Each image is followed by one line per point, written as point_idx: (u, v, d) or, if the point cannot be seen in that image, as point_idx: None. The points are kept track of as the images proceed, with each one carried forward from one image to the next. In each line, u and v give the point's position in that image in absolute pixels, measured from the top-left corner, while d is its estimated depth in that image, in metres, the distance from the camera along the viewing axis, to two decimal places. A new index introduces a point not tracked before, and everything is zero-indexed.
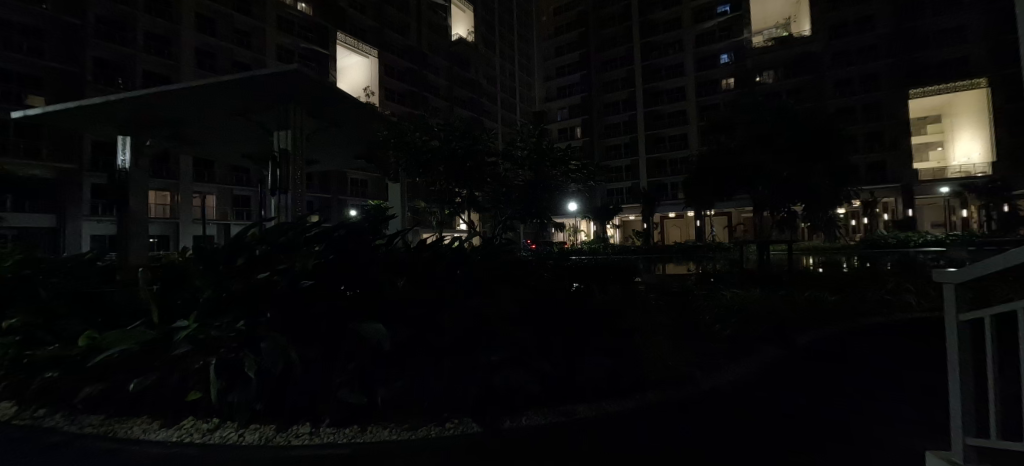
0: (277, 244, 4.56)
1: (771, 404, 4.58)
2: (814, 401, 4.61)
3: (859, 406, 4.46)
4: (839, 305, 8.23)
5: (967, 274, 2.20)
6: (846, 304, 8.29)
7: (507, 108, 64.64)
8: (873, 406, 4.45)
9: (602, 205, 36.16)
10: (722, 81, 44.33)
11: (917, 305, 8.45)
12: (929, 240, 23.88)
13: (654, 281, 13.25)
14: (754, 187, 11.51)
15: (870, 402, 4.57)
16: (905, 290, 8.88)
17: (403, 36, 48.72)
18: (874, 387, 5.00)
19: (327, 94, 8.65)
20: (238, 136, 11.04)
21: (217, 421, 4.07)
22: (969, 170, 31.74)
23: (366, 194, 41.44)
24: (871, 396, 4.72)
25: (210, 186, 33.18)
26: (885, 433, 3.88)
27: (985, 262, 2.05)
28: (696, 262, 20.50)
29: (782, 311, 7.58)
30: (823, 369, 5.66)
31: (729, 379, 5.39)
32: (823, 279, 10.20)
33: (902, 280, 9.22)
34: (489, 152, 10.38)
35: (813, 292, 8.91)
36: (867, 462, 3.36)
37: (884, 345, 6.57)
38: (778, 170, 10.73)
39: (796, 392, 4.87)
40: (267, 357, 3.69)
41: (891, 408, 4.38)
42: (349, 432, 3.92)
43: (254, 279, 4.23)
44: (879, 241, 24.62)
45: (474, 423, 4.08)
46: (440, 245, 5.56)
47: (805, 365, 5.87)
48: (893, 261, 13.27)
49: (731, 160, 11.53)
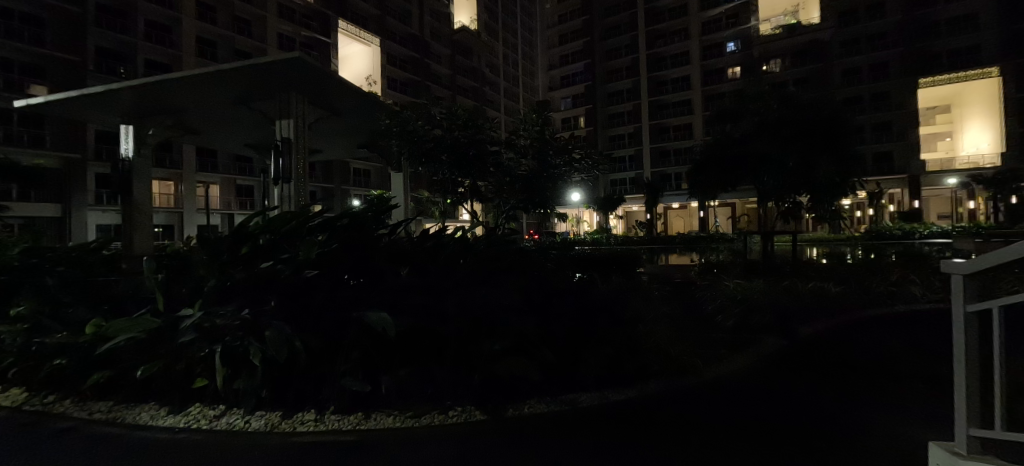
0: (280, 233, 4.53)
1: (772, 395, 4.58)
2: (816, 392, 4.61)
3: (863, 397, 4.46)
4: (844, 296, 8.20)
5: (976, 265, 2.18)
6: (851, 295, 8.26)
7: (510, 97, 64.27)
8: (877, 397, 4.45)
9: (605, 196, 35.98)
10: (728, 70, 43.89)
11: (922, 297, 8.41)
12: (935, 232, 23.71)
13: (657, 271, 13.23)
14: (759, 177, 11.41)
15: (874, 393, 4.57)
16: (911, 282, 8.83)
17: (405, 24, 48.36)
18: (880, 378, 4.99)
19: (330, 82, 8.58)
20: (240, 125, 10.99)
21: (223, 408, 4.11)
22: (977, 162, 31.51)
23: (369, 185, 41.40)
24: (874, 387, 4.73)
25: (213, 175, 33.21)
26: (889, 424, 3.87)
27: (997, 252, 2.02)
28: (699, 253, 20.42)
29: (786, 302, 7.56)
30: (827, 360, 5.65)
31: (732, 369, 5.40)
32: (827, 270, 10.15)
33: (908, 272, 9.16)
34: (493, 141, 10.30)
35: (817, 284, 8.88)
36: (870, 453, 3.37)
37: (888, 336, 6.56)
38: (783, 161, 10.64)
39: (799, 383, 4.87)
40: (271, 344, 3.71)
41: (895, 400, 4.37)
42: (353, 419, 3.97)
43: (257, 268, 4.22)
44: (884, 233, 24.50)
45: (477, 411, 4.14)
46: (442, 235, 5.53)
47: (809, 355, 5.86)
48: (898, 253, 13.21)
49: (736, 151, 11.42)
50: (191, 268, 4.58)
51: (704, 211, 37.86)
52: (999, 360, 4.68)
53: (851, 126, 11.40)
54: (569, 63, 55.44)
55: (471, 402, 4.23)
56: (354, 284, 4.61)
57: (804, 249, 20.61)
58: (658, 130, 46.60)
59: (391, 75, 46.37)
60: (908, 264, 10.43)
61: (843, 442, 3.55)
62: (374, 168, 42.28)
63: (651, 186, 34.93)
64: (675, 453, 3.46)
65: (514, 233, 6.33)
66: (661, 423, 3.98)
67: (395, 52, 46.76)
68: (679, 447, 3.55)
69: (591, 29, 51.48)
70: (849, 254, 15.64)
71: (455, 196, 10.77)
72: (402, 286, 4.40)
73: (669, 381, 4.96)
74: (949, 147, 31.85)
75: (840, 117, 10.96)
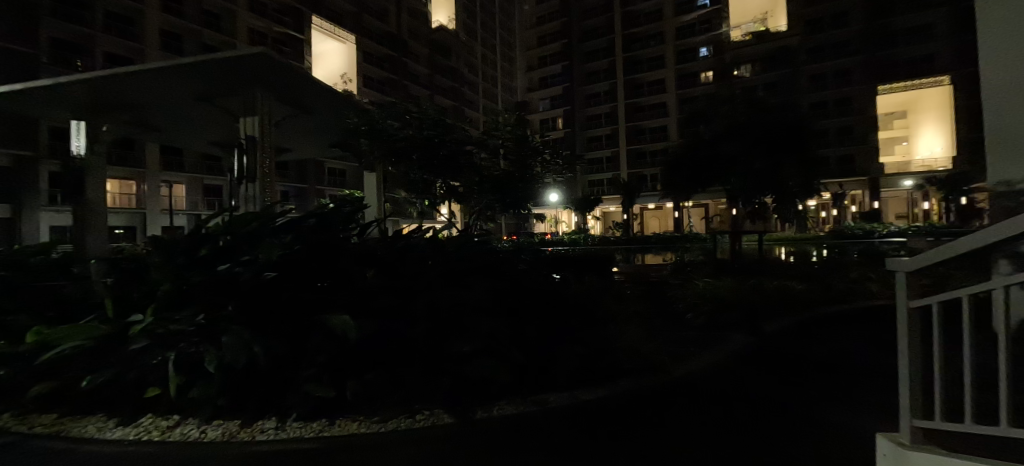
0: (241, 235, 4.30)
1: (740, 390, 4.61)
2: (784, 387, 4.68)
3: (825, 391, 4.52)
4: (809, 292, 8.37)
5: (926, 258, 2.20)
6: (815, 291, 8.44)
7: (488, 98, 64.30)
8: (839, 391, 4.51)
9: (581, 196, 36.15)
10: (701, 74, 44.71)
11: (882, 293, 8.64)
12: (892, 231, 24.55)
13: (630, 270, 13.38)
14: (728, 179, 11.66)
15: (837, 387, 4.62)
16: (870, 279, 9.08)
17: (381, 22, 47.80)
18: (842, 372, 5.07)
19: (299, 80, 8.26)
20: (205, 122, 10.63)
21: (178, 418, 3.89)
22: (933, 165, 32.73)
23: (343, 185, 40.74)
24: (838, 381, 4.78)
25: (180, 175, 32.31)
26: (852, 416, 3.91)
27: (953, 243, 2.04)
28: (674, 253, 20.76)
29: (754, 299, 7.68)
30: (792, 356, 5.74)
31: (701, 365, 5.42)
32: (793, 268, 10.39)
33: (868, 270, 9.45)
34: (468, 140, 10.22)
35: (782, 281, 9.08)
36: (833, 447, 3.41)
37: (849, 332, 6.69)
38: (749, 163, 10.91)
39: (764, 378, 4.91)
40: (229, 350, 3.54)
41: (856, 394, 4.42)
42: (315, 426, 3.80)
43: (213, 271, 4.01)
44: (844, 232, 25.34)
45: (446, 414, 3.98)
46: (414, 235, 5.44)
47: (775, 351, 5.93)
48: (859, 251, 13.66)
49: (706, 153, 11.62)
50: (143, 270, 4.33)
51: (679, 211, 38.41)
52: (960, 355, 4.76)
53: (816, 129, 11.69)
54: (547, 65, 55.65)
55: (440, 405, 4.07)
56: (320, 287, 4.43)
57: (774, 248, 21.05)
58: (633, 132, 47.15)
59: (367, 73, 45.79)
60: (871, 262, 10.71)
61: (813, 437, 3.57)
62: (349, 168, 41.72)
63: (627, 187, 35.31)
64: (641, 452, 3.41)
65: (487, 234, 6.24)
66: (630, 422, 3.94)
67: (370, 50, 46.22)
68: (647, 446, 3.50)
69: (569, 31, 51.83)
70: (816, 251, 16.00)
71: (433, 199, 10.81)
72: (369, 288, 4.25)
73: (640, 380, 4.94)
74: (908, 152, 32.40)
75: (806, 121, 11.23)
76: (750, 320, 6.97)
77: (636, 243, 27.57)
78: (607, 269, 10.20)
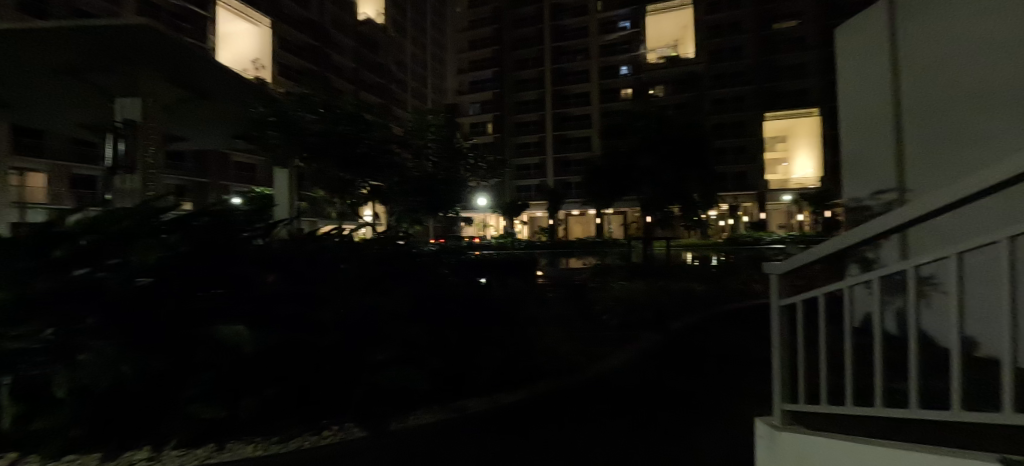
0: (111, 234, 3.61)
1: (648, 394, 4.83)
2: (686, 389, 4.97)
3: (720, 393, 4.87)
4: (709, 293, 9.03)
5: (795, 263, 2.72)
6: (714, 293, 9.13)
7: (414, 96, 62.99)
8: (733, 392, 4.87)
9: (505, 198, 36.40)
10: (622, 87, 46.92)
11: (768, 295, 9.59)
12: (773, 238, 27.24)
13: (548, 273, 13.64)
14: (641, 187, 12.25)
15: (733, 388, 4.99)
16: (759, 283, 10.03)
17: (301, 8, 45.06)
18: (736, 372, 5.51)
19: (187, 75, 7.33)
20: (73, 99, 9.18)
21: (15, 457, 3.29)
22: (805, 184, 31.74)
23: (252, 179, 37.86)
24: (733, 382, 5.18)
25: (39, 161, 28.51)
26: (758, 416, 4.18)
27: (815, 252, 2.58)
28: (591, 257, 21.51)
29: (662, 301, 8.10)
30: (694, 355, 6.13)
31: (613, 367, 5.63)
32: (696, 272, 11.18)
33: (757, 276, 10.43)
34: (394, 137, 9.79)
35: (686, 283, 9.72)
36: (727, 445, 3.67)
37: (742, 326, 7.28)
38: (660, 173, 11.55)
39: (669, 382, 5.19)
40: (90, 372, 2.94)
41: (748, 394, 4.80)
42: (200, 453, 3.44)
43: (70, 276, 3.32)
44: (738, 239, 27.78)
45: (358, 429, 3.83)
46: (327, 236, 5.03)
47: (680, 350, 6.30)
48: (750, 255, 15.08)
49: (623, 162, 12.09)
50: None
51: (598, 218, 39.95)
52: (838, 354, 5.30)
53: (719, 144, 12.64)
54: (477, 68, 55.62)
55: (351, 420, 3.94)
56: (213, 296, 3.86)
57: (682, 254, 22.43)
58: (558, 139, 48.43)
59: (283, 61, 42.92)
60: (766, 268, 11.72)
61: (723, 441, 3.75)
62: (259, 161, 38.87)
63: (552, 193, 35.96)
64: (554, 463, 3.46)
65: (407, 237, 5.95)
66: (543, 431, 4.00)
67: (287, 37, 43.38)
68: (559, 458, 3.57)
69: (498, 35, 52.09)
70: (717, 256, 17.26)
71: (355, 199, 10.26)
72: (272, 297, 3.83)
73: (555, 384, 5.02)
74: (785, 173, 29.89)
75: (711, 136, 12.12)
76: (661, 323, 7.30)
77: (558, 247, 28.10)
78: (530, 273, 10.25)
